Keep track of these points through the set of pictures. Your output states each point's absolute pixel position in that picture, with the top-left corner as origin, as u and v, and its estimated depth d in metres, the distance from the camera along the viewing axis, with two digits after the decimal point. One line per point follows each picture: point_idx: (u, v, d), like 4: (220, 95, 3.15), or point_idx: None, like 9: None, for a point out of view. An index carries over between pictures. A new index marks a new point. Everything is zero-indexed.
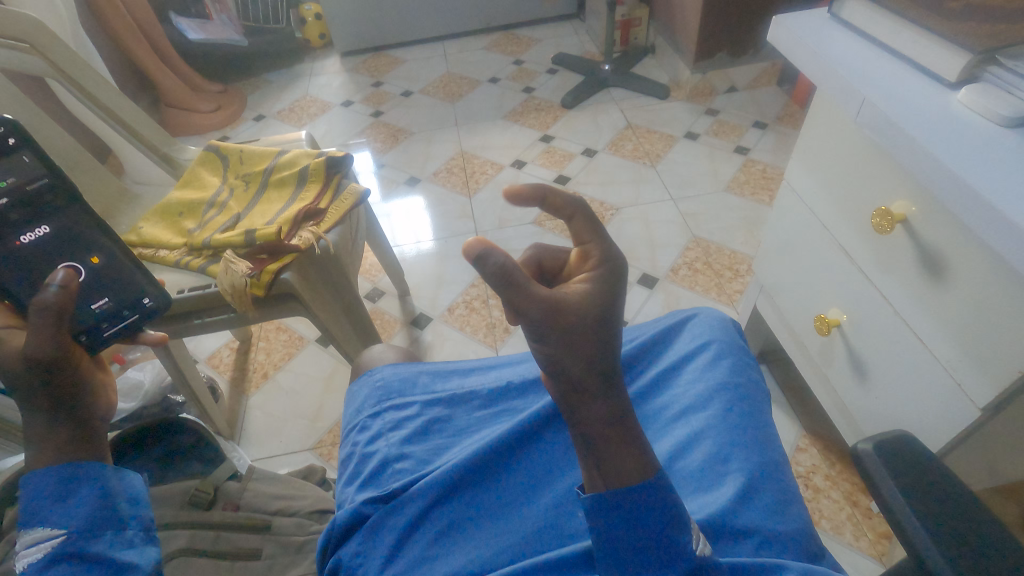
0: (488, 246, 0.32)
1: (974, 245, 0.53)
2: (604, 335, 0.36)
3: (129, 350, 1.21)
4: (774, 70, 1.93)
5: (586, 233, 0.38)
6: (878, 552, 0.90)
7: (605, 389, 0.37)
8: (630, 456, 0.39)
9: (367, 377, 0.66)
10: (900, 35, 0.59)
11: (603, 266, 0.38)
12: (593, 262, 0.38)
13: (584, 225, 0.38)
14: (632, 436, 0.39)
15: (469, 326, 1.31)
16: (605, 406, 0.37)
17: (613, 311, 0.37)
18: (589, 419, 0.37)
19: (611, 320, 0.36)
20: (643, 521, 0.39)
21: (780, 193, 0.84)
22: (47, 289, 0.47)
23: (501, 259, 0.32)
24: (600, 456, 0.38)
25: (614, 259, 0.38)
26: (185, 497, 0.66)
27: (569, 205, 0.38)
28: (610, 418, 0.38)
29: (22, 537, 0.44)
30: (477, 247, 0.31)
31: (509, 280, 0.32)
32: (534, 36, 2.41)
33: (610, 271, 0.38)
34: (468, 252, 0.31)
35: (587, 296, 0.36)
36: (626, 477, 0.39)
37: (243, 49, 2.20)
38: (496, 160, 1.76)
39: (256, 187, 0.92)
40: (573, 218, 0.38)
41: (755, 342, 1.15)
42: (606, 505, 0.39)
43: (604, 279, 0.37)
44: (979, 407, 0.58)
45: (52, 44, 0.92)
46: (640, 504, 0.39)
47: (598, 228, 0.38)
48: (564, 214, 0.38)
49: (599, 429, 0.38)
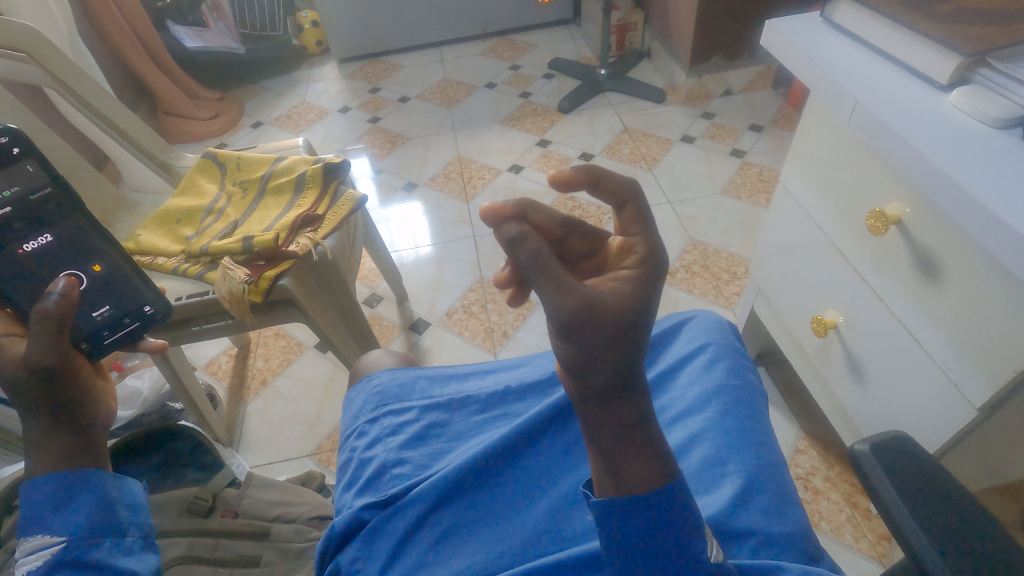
0: (523, 230, 0.34)
1: (968, 246, 0.54)
2: (635, 336, 0.36)
3: (128, 357, 1.21)
4: (768, 73, 1.94)
5: (632, 226, 0.39)
6: (878, 554, 0.90)
7: (628, 393, 0.38)
8: (650, 463, 0.39)
9: (365, 382, 0.66)
10: (890, 38, 0.60)
11: (646, 262, 0.38)
12: (636, 257, 0.38)
13: (632, 216, 0.39)
14: (648, 443, 0.39)
15: (467, 331, 1.31)
16: (624, 409, 0.38)
17: (648, 310, 0.37)
18: (606, 423, 0.38)
19: (645, 320, 0.36)
20: (659, 526, 0.39)
21: (774, 196, 0.84)
22: (47, 297, 0.48)
23: (535, 247, 0.34)
24: (618, 463, 0.39)
25: (656, 257, 0.38)
26: (184, 505, 0.67)
27: (624, 190, 0.38)
28: (627, 423, 0.38)
29: (21, 544, 0.44)
30: (511, 231, 0.34)
31: (544, 269, 0.34)
32: (530, 42, 2.42)
33: (651, 268, 0.38)
34: (503, 235, 0.34)
35: (628, 291, 0.36)
36: (642, 483, 0.39)
37: (240, 56, 2.20)
38: (494, 164, 1.77)
39: (253, 195, 0.92)
40: (626, 205, 0.38)
41: (754, 343, 1.15)
42: (622, 513, 0.39)
43: (645, 276, 0.37)
44: (975, 407, 0.58)
45: (50, 53, 0.92)
46: (649, 510, 0.39)
47: (646, 223, 0.39)
48: (618, 199, 0.38)
49: (613, 434, 0.38)
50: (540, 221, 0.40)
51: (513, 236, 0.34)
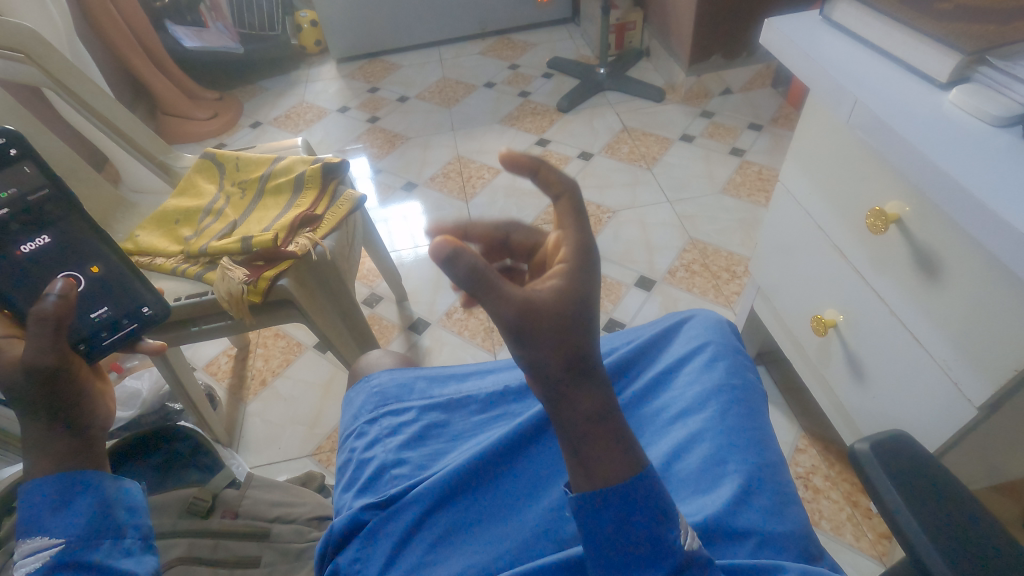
0: (459, 247, 0.33)
1: (967, 245, 0.54)
2: (581, 328, 0.36)
3: (127, 358, 1.20)
4: (767, 72, 1.94)
5: (566, 219, 0.39)
6: (879, 553, 0.90)
7: (586, 385, 0.37)
8: (615, 454, 0.39)
9: (364, 383, 0.66)
10: (890, 37, 0.60)
11: (578, 255, 0.37)
12: (569, 250, 0.38)
13: (566, 210, 0.39)
14: (614, 434, 0.39)
15: (466, 330, 1.31)
16: (585, 401, 0.37)
17: (586, 304, 0.36)
18: (571, 415, 0.37)
19: (589, 310, 0.36)
20: (630, 515, 0.39)
21: (774, 194, 0.84)
22: (45, 299, 0.47)
23: (472, 261, 0.33)
24: (588, 455, 0.38)
25: (589, 247, 0.38)
26: (183, 506, 0.66)
27: (559, 183, 0.38)
28: (591, 415, 0.38)
29: (20, 546, 0.44)
30: (444, 248, 0.32)
31: (484, 281, 0.33)
32: (529, 41, 2.42)
33: (586, 260, 0.37)
34: (437, 252, 0.33)
35: (563, 288, 0.36)
36: (612, 475, 0.39)
37: (239, 56, 2.20)
38: (493, 164, 1.77)
39: (252, 195, 0.92)
40: (559, 199, 0.39)
41: (753, 342, 1.15)
42: (595, 507, 0.38)
43: (581, 266, 0.37)
44: (974, 405, 0.58)
45: (47, 53, 0.92)
46: (624, 504, 0.38)
47: (580, 216, 0.39)
48: (552, 193, 0.38)
49: (580, 426, 0.38)
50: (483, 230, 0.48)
51: (448, 252, 0.33)
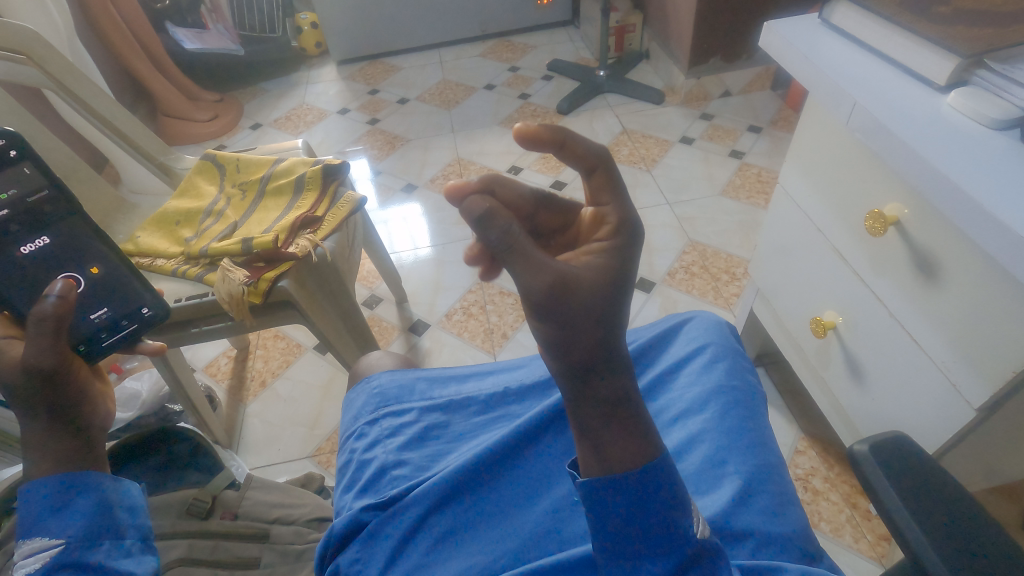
0: (492, 207, 0.33)
1: (965, 247, 0.54)
2: (613, 310, 0.36)
3: (127, 359, 1.20)
4: (766, 75, 1.94)
5: (603, 193, 0.39)
6: (878, 554, 0.90)
7: (608, 369, 0.37)
8: (631, 440, 0.39)
9: (364, 384, 0.66)
10: (889, 40, 0.60)
11: (618, 233, 0.38)
12: (609, 226, 0.38)
13: (602, 182, 0.39)
14: (632, 419, 0.39)
15: (466, 332, 1.31)
16: (606, 385, 0.38)
17: (624, 280, 0.37)
18: (591, 399, 0.38)
19: (621, 291, 0.36)
20: (640, 507, 0.39)
21: (774, 196, 0.84)
22: (45, 299, 0.47)
23: (506, 226, 0.33)
24: (603, 441, 0.39)
25: (628, 223, 0.38)
26: (184, 507, 0.67)
27: (593, 156, 0.38)
28: (613, 399, 0.38)
29: (20, 547, 0.44)
30: (479, 209, 0.33)
31: (515, 248, 0.34)
32: (529, 43, 2.42)
33: (626, 236, 0.38)
34: (472, 213, 0.33)
35: (600, 265, 0.36)
36: (629, 460, 0.39)
37: (239, 58, 2.20)
38: (493, 166, 1.77)
39: (252, 196, 0.92)
40: (594, 172, 0.38)
41: (753, 344, 1.15)
42: (606, 493, 0.39)
43: (619, 247, 0.37)
44: (974, 407, 0.58)
45: (49, 55, 0.92)
46: (637, 494, 0.39)
47: (617, 189, 0.39)
48: (586, 164, 0.38)
49: (596, 410, 0.38)
50: (507, 197, 0.38)
51: (480, 213, 0.33)
